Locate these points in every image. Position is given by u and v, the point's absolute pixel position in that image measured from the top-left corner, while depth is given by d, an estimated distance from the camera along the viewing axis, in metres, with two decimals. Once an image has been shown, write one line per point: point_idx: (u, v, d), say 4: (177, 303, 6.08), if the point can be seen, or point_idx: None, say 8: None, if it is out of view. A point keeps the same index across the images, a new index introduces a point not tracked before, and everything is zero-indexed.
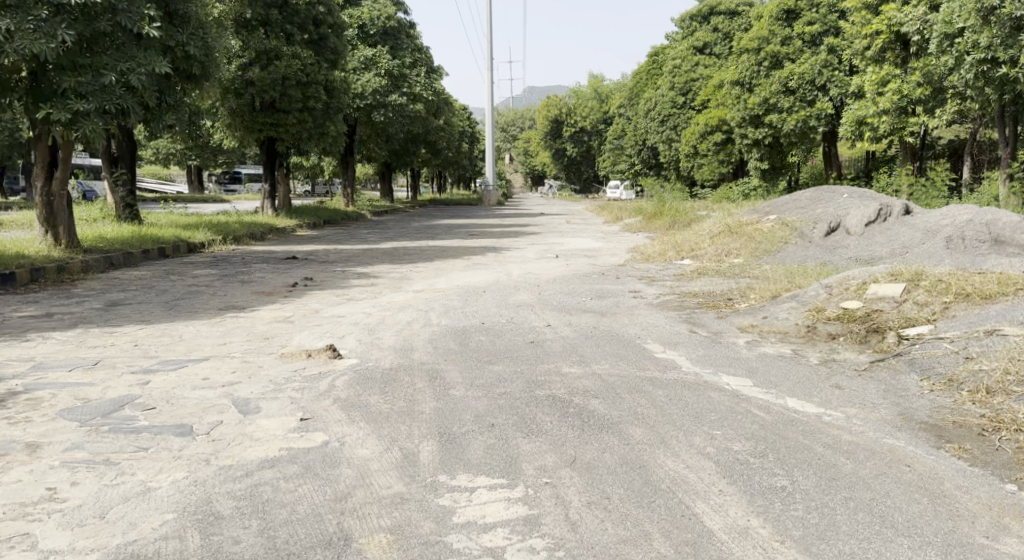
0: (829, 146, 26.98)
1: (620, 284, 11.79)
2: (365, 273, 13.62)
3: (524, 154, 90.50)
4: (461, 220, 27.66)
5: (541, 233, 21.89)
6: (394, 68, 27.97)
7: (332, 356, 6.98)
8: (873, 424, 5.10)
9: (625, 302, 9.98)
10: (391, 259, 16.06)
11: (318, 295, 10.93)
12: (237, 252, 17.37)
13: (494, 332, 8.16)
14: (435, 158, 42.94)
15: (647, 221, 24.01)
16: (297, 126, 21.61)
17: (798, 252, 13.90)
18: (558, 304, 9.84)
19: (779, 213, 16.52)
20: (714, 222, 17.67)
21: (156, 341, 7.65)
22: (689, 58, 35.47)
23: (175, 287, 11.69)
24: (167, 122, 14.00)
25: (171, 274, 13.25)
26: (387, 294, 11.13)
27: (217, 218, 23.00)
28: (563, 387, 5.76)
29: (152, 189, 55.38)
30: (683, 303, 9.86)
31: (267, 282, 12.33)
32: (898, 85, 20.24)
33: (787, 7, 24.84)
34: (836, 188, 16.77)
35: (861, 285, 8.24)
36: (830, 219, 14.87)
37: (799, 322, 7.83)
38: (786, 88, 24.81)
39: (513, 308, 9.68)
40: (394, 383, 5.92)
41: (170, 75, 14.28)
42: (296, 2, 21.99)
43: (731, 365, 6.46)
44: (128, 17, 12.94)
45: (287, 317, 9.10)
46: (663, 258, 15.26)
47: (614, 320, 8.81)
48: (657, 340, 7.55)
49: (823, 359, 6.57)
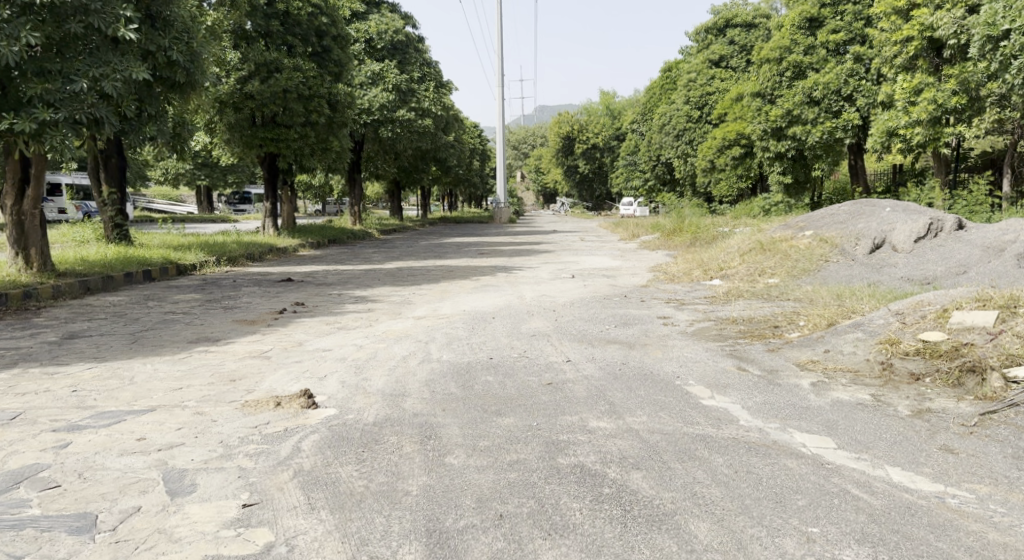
0: (856, 159, 25.67)
1: (646, 308, 10.52)
2: (363, 297, 12.37)
3: (536, 171, 89.10)
4: (471, 238, 26.35)
5: (557, 252, 20.60)
6: (402, 83, 26.75)
7: (307, 405, 5.69)
8: (1018, 513, 4.38)
9: (654, 330, 8.73)
10: (394, 281, 14.81)
11: (305, 323, 9.67)
12: (230, 274, 16.15)
13: (504, 370, 6.86)
14: (445, 175, 41.57)
15: (666, 238, 22.69)
16: (298, 141, 20.42)
17: (839, 271, 12.68)
18: (577, 333, 8.59)
19: (816, 228, 15.20)
20: (742, 239, 16.36)
21: (99, 386, 6.37)
22: (705, 71, 34.22)
23: (148, 315, 10.45)
24: (146, 134, 12.73)
25: (149, 299, 12.03)
26: (384, 322, 9.86)
27: (215, 238, 21.82)
28: (590, 448, 4.87)
29: (161, 210, 54.16)
30: (723, 332, 8.58)
31: (253, 308, 11.08)
32: (933, 94, 18.76)
33: (809, 15, 23.49)
34: (877, 201, 15.42)
35: (942, 312, 6.98)
36: (875, 234, 13.56)
37: (871, 357, 6.68)
38: (811, 99, 23.36)
39: (526, 339, 8.38)
40: (376, 443, 4.92)
41: (152, 83, 13.02)
42: (298, 12, 20.79)
43: (803, 416, 5.28)
44: (102, 18, 11.68)
45: (264, 351, 7.84)
46: (690, 278, 13.99)
47: (646, 354, 7.49)
48: (701, 382, 6.23)
49: (916, 411, 5.37)
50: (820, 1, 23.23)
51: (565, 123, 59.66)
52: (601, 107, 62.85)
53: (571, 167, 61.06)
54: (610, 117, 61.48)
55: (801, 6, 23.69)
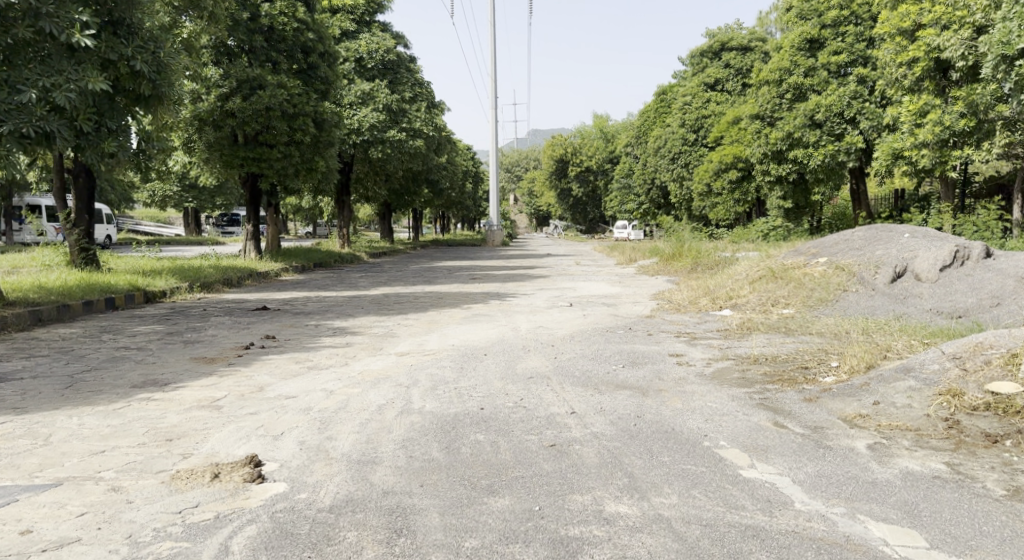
0: (858, 184, 24.67)
1: (655, 343, 9.44)
2: (341, 329, 11.24)
3: (529, 195, 88.26)
4: (462, 263, 25.26)
5: (552, 277, 19.52)
6: (392, 103, 25.73)
7: (251, 478, 4.64)
8: None
9: (668, 372, 7.63)
10: (378, 309, 13.70)
11: (271, 362, 8.55)
12: (202, 302, 15.05)
13: (496, 426, 5.74)
14: (437, 197, 40.50)
15: (664, 262, 21.70)
16: (281, 161, 19.35)
17: (860, 303, 11.62)
18: (581, 375, 7.47)
19: (830, 254, 14.10)
20: (750, 265, 15.25)
21: (4, 448, 5.29)
22: (700, 94, 33.28)
23: (97, 352, 9.35)
24: (105, 150, 11.57)
25: (105, 333, 10.92)
26: (362, 359, 8.76)
27: (193, 262, 20.72)
28: (611, 552, 4.06)
29: (147, 232, 53.16)
30: (745, 376, 7.48)
31: (216, 343, 9.95)
32: (939, 116, 17.62)
33: (809, 37, 22.53)
34: (894, 226, 14.29)
35: (1011, 357, 6.00)
36: (896, 262, 12.46)
37: (931, 411, 5.71)
38: (813, 121, 22.21)
39: (522, 382, 7.30)
40: (330, 544, 4.10)
41: (113, 95, 11.88)
42: (283, 27, 19.77)
43: (873, 495, 4.43)
44: (53, 23, 10.46)
45: (216, 401, 6.73)
46: (697, 308, 12.93)
47: (663, 404, 6.37)
48: (735, 443, 5.22)
49: (1012, 494, 4.46)
50: (821, 22, 22.21)
51: (559, 145, 58.80)
52: (595, 130, 61.89)
53: (565, 190, 60.12)
54: (604, 139, 60.57)
55: (801, 27, 22.71)
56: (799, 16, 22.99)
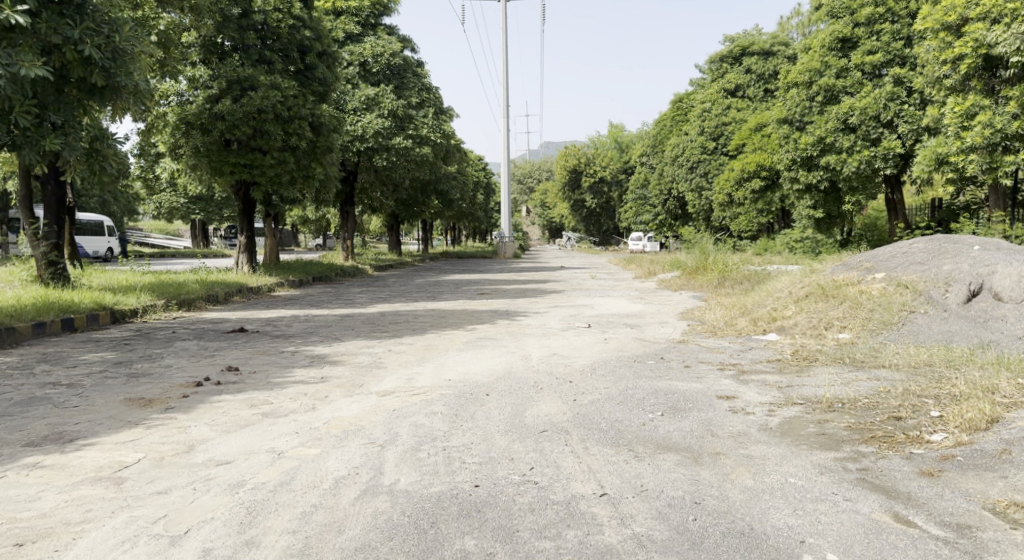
0: (893, 193, 22.74)
1: (699, 381, 7.64)
2: (321, 358, 9.47)
3: (541, 207, 86.23)
4: (471, 276, 23.43)
5: (567, 293, 17.71)
6: (398, 108, 23.89)
7: None
8: None
9: (722, 424, 5.88)
10: (370, 331, 11.89)
11: (222, 406, 6.83)
12: (176, 323, 13.40)
13: (496, 524, 4.40)
14: (447, 208, 38.66)
15: (689, 276, 19.91)
16: (275, 168, 17.27)
17: (935, 327, 9.83)
18: (610, 431, 5.69)
19: (887, 268, 12.15)
20: (792, 281, 13.43)
21: None
22: (720, 101, 31.35)
23: (16, 390, 7.66)
24: (47, 149, 10.01)
25: (43, 363, 9.28)
26: (338, 401, 7.01)
27: (177, 277, 19.03)
28: None
29: (155, 246, 51.67)
30: (825, 432, 5.69)
31: (166, 377, 8.27)
32: (990, 117, 15.62)
33: (841, 36, 20.65)
34: (957, 238, 12.38)
35: None
36: (970, 279, 10.56)
37: None
38: (846, 125, 20.31)
39: (535, 441, 5.54)
40: None
41: (60, 86, 10.21)
42: (277, 23, 17.99)
43: None
44: None
45: (124, 468, 5.06)
46: (739, 332, 11.16)
47: (727, 480, 4.77)
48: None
49: None
50: (854, 20, 20.37)
51: (572, 155, 57.15)
52: (609, 141, 60.04)
53: (578, 202, 58.24)
54: (619, 150, 58.58)
55: (833, 26, 20.85)
56: (830, 14, 21.15)
